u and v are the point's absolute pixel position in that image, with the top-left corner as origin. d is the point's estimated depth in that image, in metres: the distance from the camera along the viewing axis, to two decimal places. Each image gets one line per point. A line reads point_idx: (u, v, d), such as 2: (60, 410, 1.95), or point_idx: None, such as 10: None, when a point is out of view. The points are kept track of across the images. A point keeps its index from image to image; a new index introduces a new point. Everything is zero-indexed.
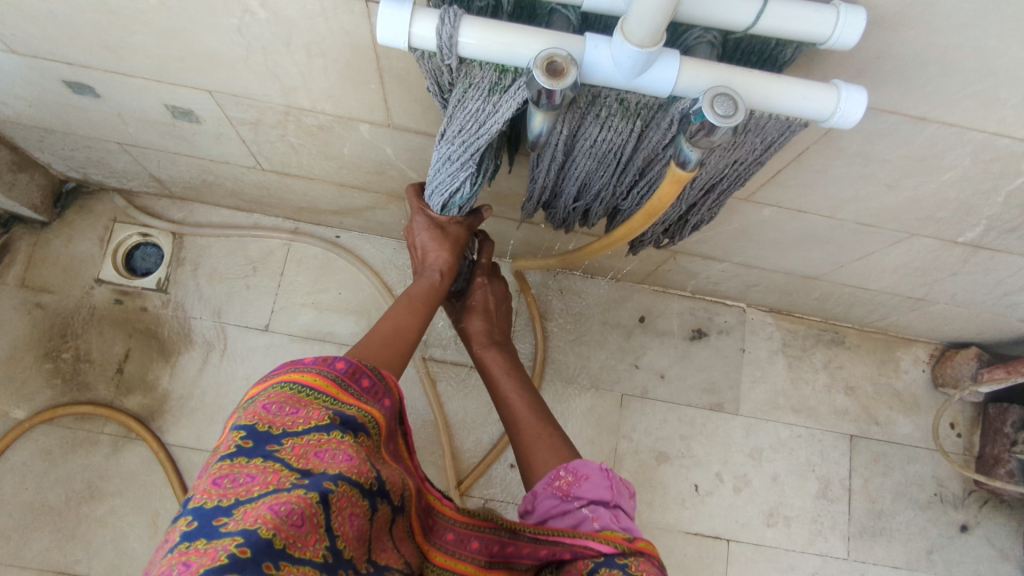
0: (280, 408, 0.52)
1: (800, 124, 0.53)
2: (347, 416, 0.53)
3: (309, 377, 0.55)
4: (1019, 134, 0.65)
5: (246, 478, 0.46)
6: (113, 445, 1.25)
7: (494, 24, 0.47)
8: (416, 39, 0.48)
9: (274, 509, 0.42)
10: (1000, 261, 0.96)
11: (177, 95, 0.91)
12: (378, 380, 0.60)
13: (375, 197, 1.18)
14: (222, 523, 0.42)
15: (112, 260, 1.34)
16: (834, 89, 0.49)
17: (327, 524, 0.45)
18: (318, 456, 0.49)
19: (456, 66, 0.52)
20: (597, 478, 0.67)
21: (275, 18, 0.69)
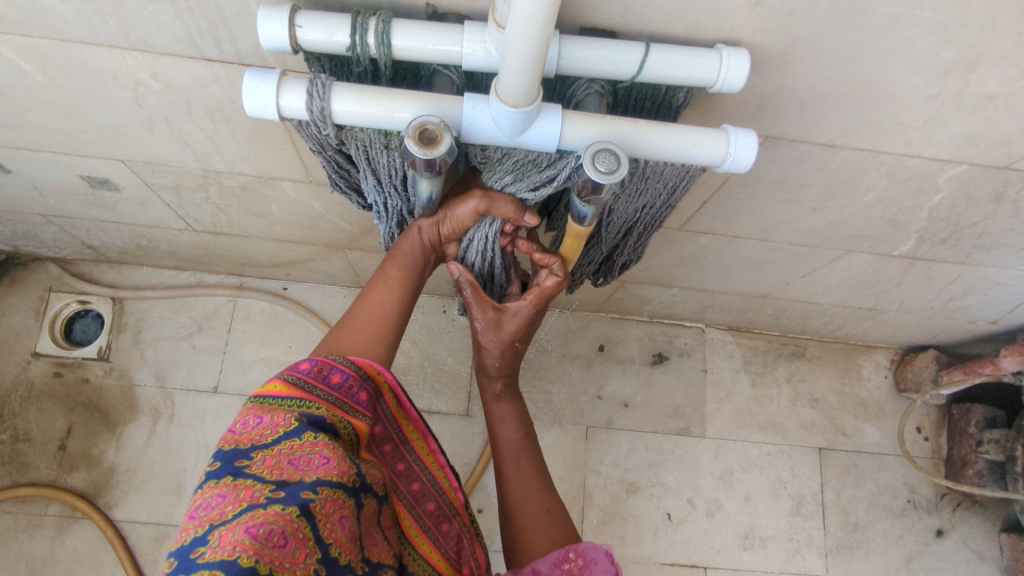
0: (246, 425, 0.49)
1: (698, 169, 0.53)
2: (314, 417, 0.51)
3: (273, 387, 0.52)
4: (928, 155, 0.65)
5: (219, 499, 0.42)
6: (58, 526, 1.19)
7: (365, 90, 0.46)
8: (286, 110, 0.47)
9: (251, 532, 0.39)
10: (938, 270, 0.96)
11: (89, 166, 0.88)
12: (352, 373, 0.56)
13: (314, 249, 1.15)
14: (202, 555, 0.38)
15: (49, 332, 1.30)
16: (724, 135, 0.49)
17: (314, 535, 0.42)
18: (292, 465, 0.45)
19: (337, 134, 0.49)
20: (605, 563, 0.59)
21: (169, 88, 0.66)
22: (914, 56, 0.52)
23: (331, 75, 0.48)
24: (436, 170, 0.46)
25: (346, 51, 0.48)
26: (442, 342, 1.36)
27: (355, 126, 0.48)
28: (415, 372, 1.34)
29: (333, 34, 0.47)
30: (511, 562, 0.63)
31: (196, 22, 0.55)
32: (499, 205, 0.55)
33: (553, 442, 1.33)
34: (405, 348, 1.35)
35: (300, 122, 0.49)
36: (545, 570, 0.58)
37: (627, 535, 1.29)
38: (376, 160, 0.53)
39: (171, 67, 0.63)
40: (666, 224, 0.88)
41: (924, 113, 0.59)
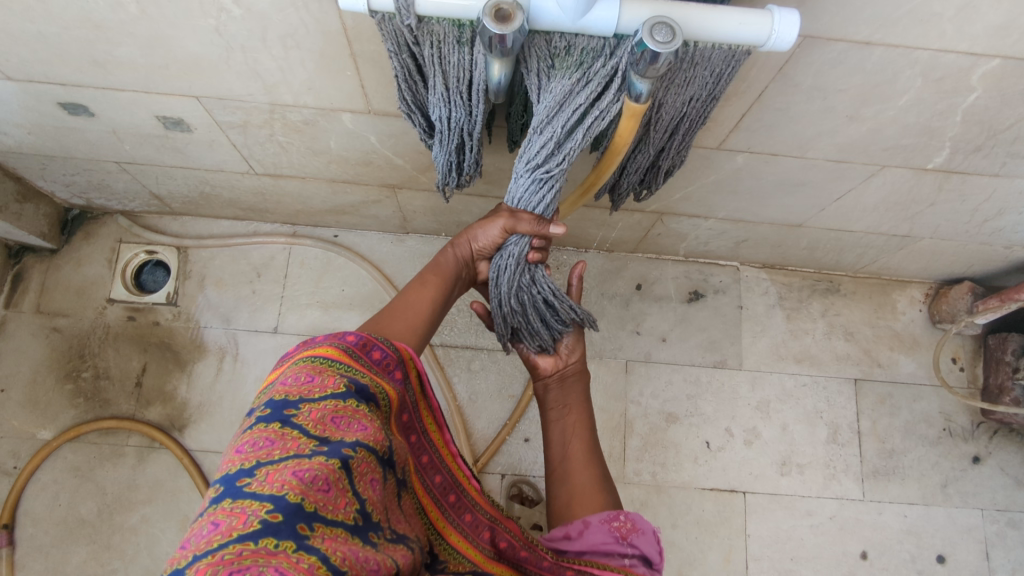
0: (297, 378, 0.54)
1: (743, 52, 0.57)
2: (360, 384, 0.56)
3: (323, 349, 0.56)
4: (962, 49, 0.69)
5: (265, 442, 0.47)
6: (138, 455, 1.29)
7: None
8: (374, 2, 0.52)
9: (299, 475, 0.45)
10: (973, 184, 0.99)
11: (166, 105, 0.95)
12: (390, 352, 0.62)
13: (367, 190, 1.22)
14: (253, 484, 0.44)
15: (122, 280, 1.39)
16: (769, 15, 0.53)
17: (352, 488, 0.48)
18: (334, 423, 0.51)
19: (416, 27, 0.55)
20: (649, 536, 0.68)
21: (249, 14, 0.73)
22: None
23: None
24: (505, 48, 0.51)
25: None
26: None
27: (433, 17, 0.53)
28: (461, 311, 1.41)
29: None
30: (557, 517, 0.71)
31: None
32: (522, 221, 0.67)
33: (594, 376, 1.39)
34: None
35: (382, 17, 0.55)
36: (596, 522, 0.67)
37: (667, 461, 1.34)
38: (447, 59, 0.58)
39: None
40: (706, 142, 0.93)
41: (957, 2, 0.62)
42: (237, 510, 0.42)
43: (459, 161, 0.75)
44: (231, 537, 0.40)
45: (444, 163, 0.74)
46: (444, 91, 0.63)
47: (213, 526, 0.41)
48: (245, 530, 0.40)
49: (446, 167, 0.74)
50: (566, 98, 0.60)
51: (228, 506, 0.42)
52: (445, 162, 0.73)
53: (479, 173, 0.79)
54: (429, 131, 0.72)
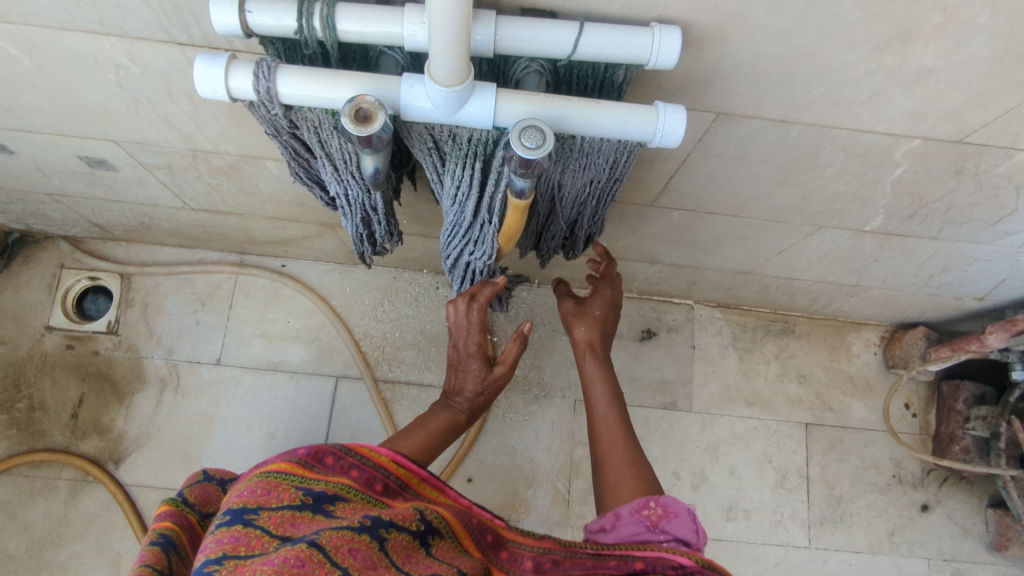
0: (254, 492, 0.54)
1: (634, 144, 0.55)
2: (316, 491, 0.56)
3: (276, 463, 0.57)
4: (880, 129, 0.67)
5: (230, 542, 0.49)
6: (71, 490, 1.27)
7: (308, 72, 0.49)
8: (235, 91, 0.50)
9: (266, 558, 0.45)
10: (913, 245, 0.98)
11: (84, 147, 0.92)
12: (343, 454, 0.61)
13: (307, 226, 1.19)
14: (220, 574, 0.45)
15: (61, 307, 1.36)
16: (654, 111, 0.51)
17: (330, 559, 0.47)
18: (294, 525, 0.51)
19: (286, 114, 0.53)
20: (686, 517, 0.61)
21: (148, 71, 0.70)
22: (846, 31, 0.53)
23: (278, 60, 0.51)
24: (375, 147, 0.49)
25: (294, 35, 0.51)
26: (437, 317, 1.39)
27: (301, 106, 0.52)
28: (408, 346, 1.38)
29: (281, 18, 0.50)
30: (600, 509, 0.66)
31: (162, 7, 0.59)
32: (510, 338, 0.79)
33: (541, 415, 1.37)
34: (400, 323, 1.39)
35: (252, 104, 0.53)
36: (625, 514, 0.62)
37: None
38: (328, 144, 0.57)
39: (147, 51, 0.66)
40: (638, 200, 0.90)
41: (868, 88, 0.60)
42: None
43: (370, 232, 0.72)
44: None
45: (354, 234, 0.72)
46: (333, 170, 0.61)
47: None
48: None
49: (356, 234, 0.72)
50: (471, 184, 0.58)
51: None
52: (356, 233, 0.71)
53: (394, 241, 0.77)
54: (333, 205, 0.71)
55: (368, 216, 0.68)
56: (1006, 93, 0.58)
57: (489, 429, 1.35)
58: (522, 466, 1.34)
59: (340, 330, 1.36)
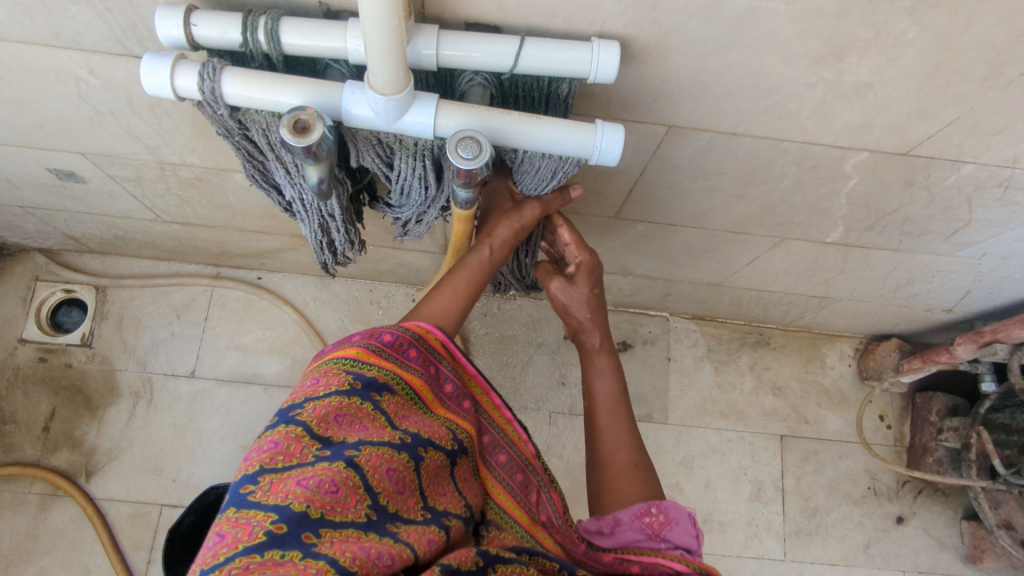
0: (306, 384, 0.55)
1: (574, 161, 0.57)
2: (367, 379, 0.55)
3: (345, 350, 0.57)
4: (828, 142, 0.68)
5: (271, 444, 0.49)
6: (40, 503, 1.26)
7: (253, 75, 0.50)
8: (181, 90, 0.51)
9: (304, 484, 0.45)
10: (876, 256, 0.99)
11: (52, 159, 0.93)
12: (401, 333, 0.60)
13: (280, 238, 1.19)
14: (256, 495, 0.45)
15: (35, 319, 1.36)
16: (593, 129, 0.53)
17: (364, 484, 0.48)
18: (338, 422, 0.51)
19: (234, 115, 0.53)
20: (686, 524, 0.64)
21: (108, 84, 0.71)
22: (782, 45, 0.54)
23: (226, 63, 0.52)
24: (316, 156, 0.49)
25: (239, 47, 0.52)
26: None
27: (247, 108, 0.52)
28: None
29: (226, 32, 0.51)
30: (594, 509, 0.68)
31: (116, 21, 0.60)
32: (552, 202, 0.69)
33: None
34: None
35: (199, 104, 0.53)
36: (627, 520, 0.64)
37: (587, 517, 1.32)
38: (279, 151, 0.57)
39: (105, 64, 0.67)
40: (602, 212, 0.91)
41: (810, 101, 0.61)
42: (242, 522, 0.43)
43: (330, 239, 0.72)
44: (238, 550, 0.41)
45: (313, 239, 0.71)
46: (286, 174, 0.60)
47: (220, 538, 0.42)
48: (250, 542, 0.41)
49: (316, 241, 0.71)
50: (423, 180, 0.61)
51: (234, 516, 0.44)
52: (315, 240, 0.71)
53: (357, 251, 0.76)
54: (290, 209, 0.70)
55: (325, 223, 0.68)
56: (943, 106, 0.60)
57: None
58: None
59: (315, 342, 1.36)
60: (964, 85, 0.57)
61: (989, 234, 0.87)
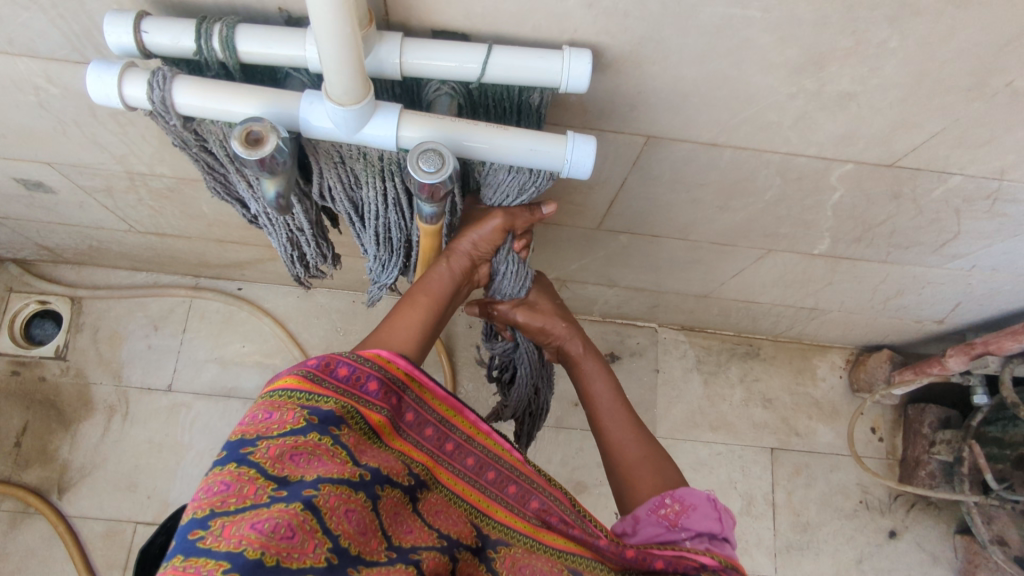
0: (254, 418, 0.49)
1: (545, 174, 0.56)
2: (323, 412, 0.50)
3: (285, 380, 0.52)
4: (811, 153, 0.66)
5: (220, 487, 0.43)
6: (11, 521, 1.22)
7: (206, 85, 0.47)
8: (129, 99, 0.48)
9: (257, 528, 0.40)
10: (864, 268, 0.97)
11: (18, 169, 0.90)
12: (358, 365, 0.55)
13: (259, 249, 1.17)
14: (205, 543, 0.39)
15: (8, 332, 1.33)
16: (563, 140, 0.51)
17: (323, 526, 0.43)
18: (294, 460, 0.46)
19: (187, 125, 0.50)
20: (705, 508, 0.61)
21: (67, 92, 0.68)
22: (760, 55, 0.52)
23: (177, 70, 0.48)
24: (270, 170, 0.47)
25: (194, 55, 0.49)
26: None
27: (202, 118, 0.49)
28: None
29: (178, 39, 0.48)
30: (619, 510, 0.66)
31: (69, 28, 0.57)
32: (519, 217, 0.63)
33: None
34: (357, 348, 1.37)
35: (152, 113, 0.50)
36: (645, 516, 0.62)
37: None
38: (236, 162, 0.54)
39: (63, 72, 0.64)
40: (584, 223, 0.89)
41: (792, 112, 0.59)
42: (190, 572, 0.37)
43: (302, 253, 0.69)
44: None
45: (284, 253, 0.68)
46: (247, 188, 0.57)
47: None
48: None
49: (287, 255, 0.68)
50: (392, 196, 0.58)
51: (181, 566, 0.38)
52: (285, 254, 0.68)
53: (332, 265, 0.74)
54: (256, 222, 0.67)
55: (294, 236, 0.65)
56: (928, 116, 0.58)
57: None
58: None
59: (296, 354, 1.33)
60: (950, 96, 0.55)
61: (978, 246, 0.85)
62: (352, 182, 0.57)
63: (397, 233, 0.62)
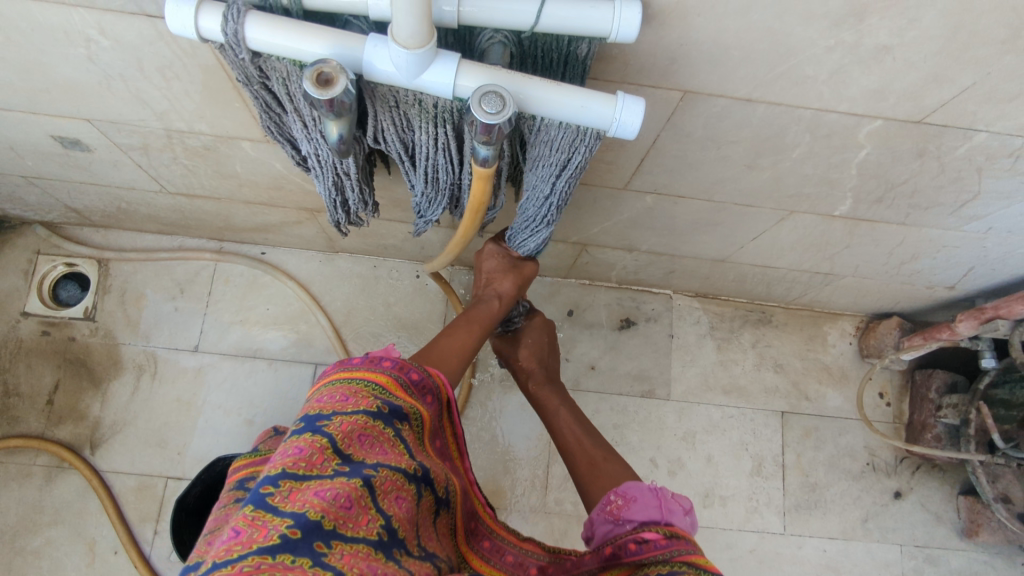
0: (333, 398, 0.55)
1: (592, 136, 0.57)
2: (395, 406, 0.56)
3: (370, 374, 0.57)
4: (842, 109, 0.68)
5: (295, 450, 0.49)
6: (46, 475, 1.26)
7: (277, 21, 0.49)
8: (204, 31, 0.50)
9: (320, 495, 0.45)
10: (882, 231, 0.99)
11: (59, 126, 0.92)
12: (424, 375, 0.63)
13: (287, 211, 1.19)
14: (273, 500, 0.45)
15: (37, 293, 1.36)
16: (613, 100, 0.53)
17: (375, 506, 0.48)
18: (360, 441, 0.52)
19: (254, 61, 0.53)
20: (645, 498, 0.63)
21: (118, 45, 0.70)
22: (803, 6, 0.54)
23: (249, 4, 0.51)
24: (338, 112, 0.49)
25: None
26: (417, 306, 1.40)
27: (269, 54, 0.52)
28: (388, 333, 1.39)
29: None
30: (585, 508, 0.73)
31: None
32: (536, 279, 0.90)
33: (520, 403, 1.38)
34: (379, 312, 1.40)
35: (221, 46, 0.53)
36: (597, 516, 0.67)
37: None
38: (295, 96, 0.56)
39: (116, 24, 0.66)
40: (611, 184, 0.92)
41: (828, 66, 0.61)
42: (259, 521, 0.43)
43: (344, 198, 0.72)
44: (251, 549, 0.40)
45: (327, 197, 0.72)
46: (303, 126, 0.61)
47: (235, 534, 0.42)
48: (264, 542, 0.41)
49: (330, 199, 0.72)
50: (443, 142, 0.61)
51: (253, 515, 0.43)
52: (329, 198, 0.71)
53: (371, 212, 0.77)
54: (304, 163, 0.70)
55: (340, 181, 0.69)
56: (961, 70, 0.60)
57: (468, 415, 1.36)
58: (501, 453, 1.35)
59: (320, 317, 1.36)
60: (982, 49, 0.57)
61: (997, 207, 0.87)
62: (405, 126, 0.60)
63: (444, 175, 0.66)
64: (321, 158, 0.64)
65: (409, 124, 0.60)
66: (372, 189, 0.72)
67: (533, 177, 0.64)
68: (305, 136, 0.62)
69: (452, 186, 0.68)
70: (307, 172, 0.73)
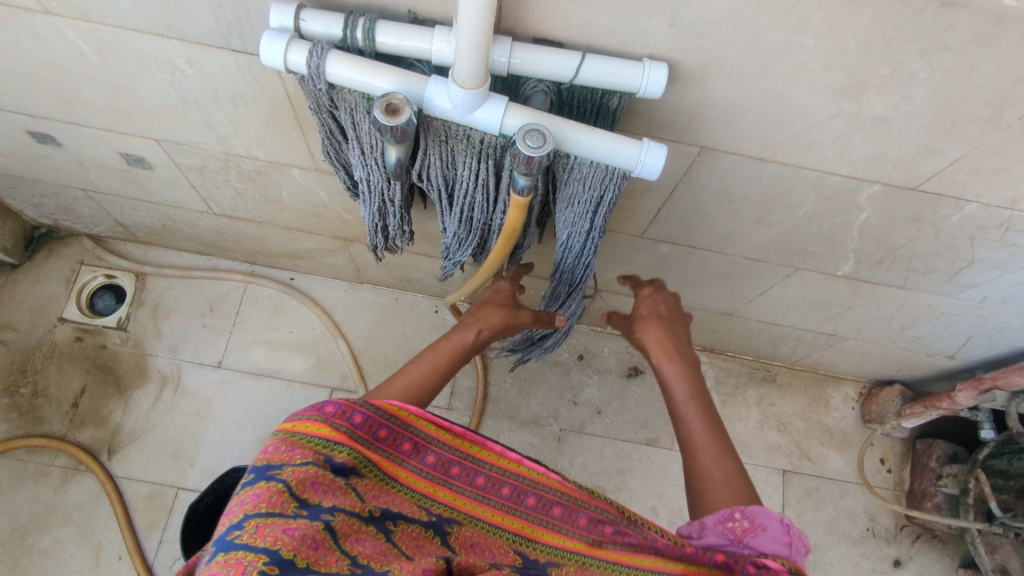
0: (278, 449, 0.57)
1: (618, 176, 0.64)
2: (337, 458, 0.58)
3: (308, 426, 0.59)
4: (844, 173, 0.75)
5: (252, 498, 0.52)
6: (62, 477, 1.30)
7: (354, 59, 0.57)
8: (291, 64, 0.58)
9: (289, 534, 0.48)
10: (883, 294, 1.05)
11: (128, 144, 1.01)
12: (372, 414, 0.63)
13: (321, 239, 1.26)
14: (242, 540, 0.47)
15: (76, 301, 1.43)
16: (638, 145, 0.61)
17: (340, 547, 0.50)
18: (312, 488, 0.54)
19: (328, 91, 0.61)
20: (775, 530, 0.58)
21: (200, 74, 0.79)
22: (809, 77, 0.62)
23: (331, 44, 0.59)
24: (399, 138, 0.57)
25: (339, 42, 0.59)
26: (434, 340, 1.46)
27: (343, 87, 0.60)
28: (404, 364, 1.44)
29: (329, 26, 0.58)
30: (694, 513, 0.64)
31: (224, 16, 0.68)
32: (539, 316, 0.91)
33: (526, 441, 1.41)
34: (397, 342, 1.45)
35: (301, 77, 0.61)
36: (711, 526, 0.60)
37: None
38: (359, 124, 0.64)
39: (202, 55, 0.75)
40: (630, 231, 0.98)
41: (831, 132, 0.68)
42: (232, 563, 0.46)
43: (384, 224, 0.79)
44: None
45: (370, 222, 0.79)
46: (361, 153, 0.68)
47: None
48: None
49: (372, 224, 0.79)
50: (484, 177, 0.68)
51: (226, 560, 0.46)
52: (371, 222, 0.78)
53: (407, 240, 0.84)
54: (353, 188, 0.77)
55: (384, 207, 0.76)
56: (950, 143, 0.67)
57: None
58: None
59: (340, 343, 1.42)
60: (968, 125, 0.64)
61: (990, 276, 0.93)
62: (451, 161, 0.68)
63: (478, 215, 0.73)
64: (372, 183, 0.72)
65: (454, 159, 0.67)
66: (411, 218, 0.79)
67: (563, 211, 0.71)
68: (360, 161, 0.69)
69: (482, 228, 0.75)
70: (354, 198, 0.80)
